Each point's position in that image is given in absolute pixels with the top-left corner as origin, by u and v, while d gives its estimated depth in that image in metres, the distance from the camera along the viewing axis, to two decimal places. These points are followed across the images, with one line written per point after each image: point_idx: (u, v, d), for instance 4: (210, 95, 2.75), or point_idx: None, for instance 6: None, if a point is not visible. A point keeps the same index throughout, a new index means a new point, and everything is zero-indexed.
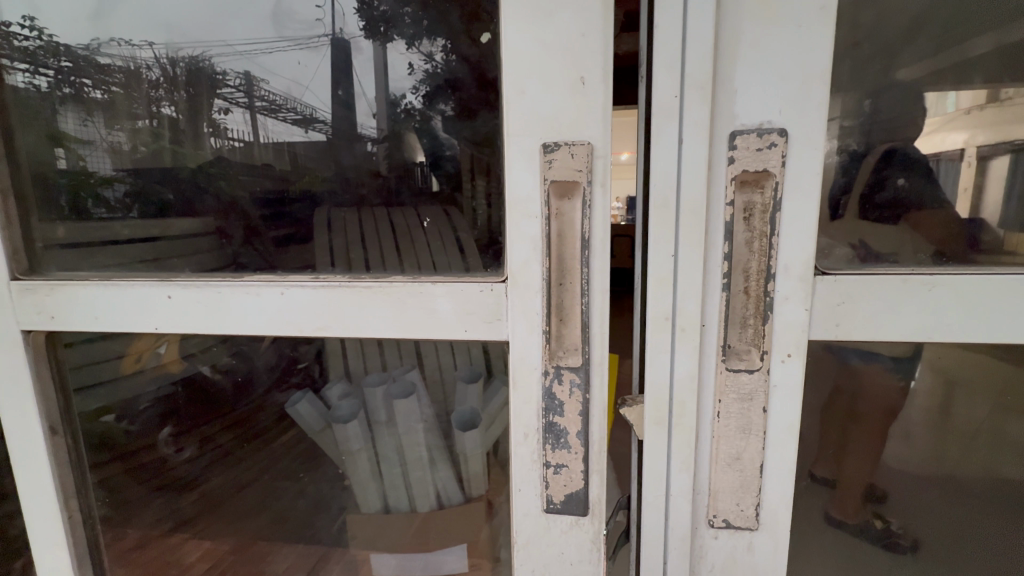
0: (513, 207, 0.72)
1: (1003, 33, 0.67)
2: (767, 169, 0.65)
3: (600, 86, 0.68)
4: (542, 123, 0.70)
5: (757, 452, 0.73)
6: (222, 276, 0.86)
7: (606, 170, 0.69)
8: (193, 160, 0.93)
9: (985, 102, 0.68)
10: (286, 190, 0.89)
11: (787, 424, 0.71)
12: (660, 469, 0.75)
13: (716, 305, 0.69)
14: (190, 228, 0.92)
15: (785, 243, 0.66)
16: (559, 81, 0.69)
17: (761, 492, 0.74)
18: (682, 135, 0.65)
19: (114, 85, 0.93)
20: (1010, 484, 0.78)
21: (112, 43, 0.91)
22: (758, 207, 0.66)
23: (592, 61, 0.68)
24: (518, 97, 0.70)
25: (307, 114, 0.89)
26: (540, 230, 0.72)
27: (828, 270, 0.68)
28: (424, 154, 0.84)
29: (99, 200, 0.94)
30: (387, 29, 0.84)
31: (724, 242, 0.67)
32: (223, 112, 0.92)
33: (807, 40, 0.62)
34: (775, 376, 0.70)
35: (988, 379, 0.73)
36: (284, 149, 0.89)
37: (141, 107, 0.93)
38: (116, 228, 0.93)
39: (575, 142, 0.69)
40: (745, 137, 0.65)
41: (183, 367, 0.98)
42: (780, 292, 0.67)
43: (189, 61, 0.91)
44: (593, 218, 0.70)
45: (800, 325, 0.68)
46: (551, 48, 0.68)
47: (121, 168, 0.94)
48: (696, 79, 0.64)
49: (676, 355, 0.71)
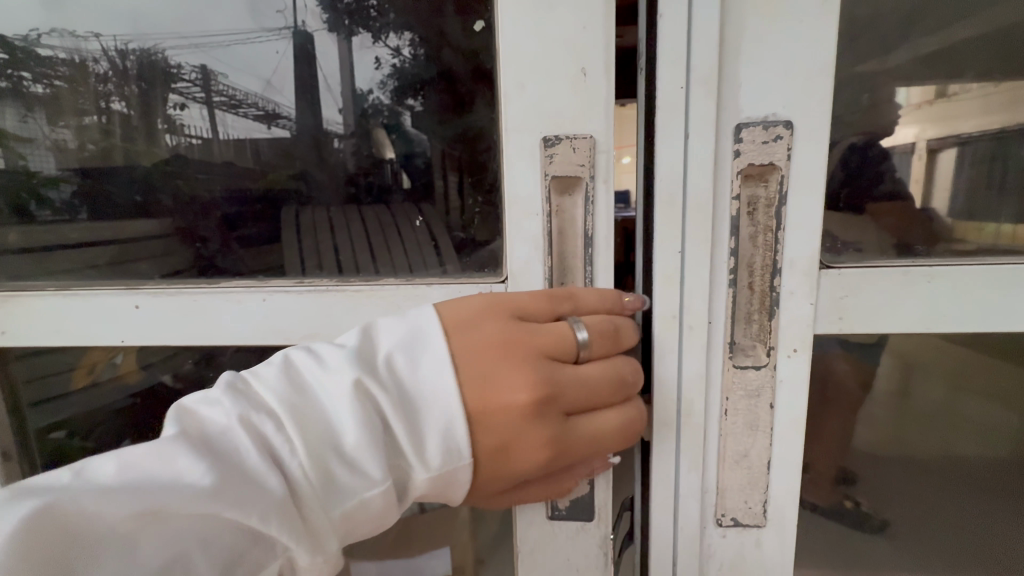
0: (515, 205, 0.71)
1: (949, 33, 0.71)
2: (772, 162, 0.66)
3: (602, 79, 0.67)
4: (542, 119, 0.69)
5: (764, 449, 0.74)
6: (190, 282, 0.83)
7: (608, 169, 0.69)
8: (147, 158, 0.87)
9: (933, 97, 0.72)
10: (248, 188, 0.87)
11: (793, 415, 0.73)
12: (669, 471, 0.75)
13: (723, 301, 0.70)
14: (145, 230, 0.86)
15: (790, 238, 0.68)
16: (562, 70, 0.67)
17: (768, 488, 0.76)
18: (689, 129, 0.66)
19: (57, 79, 0.86)
20: (963, 463, 0.83)
21: (52, 34, 0.84)
22: (762, 201, 0.68)
23: (594, 52, 0.66)
24: (516, 91, 0.68)
25: (270, 109, 0.87)
26: (541, 228, 0.71)
27: (832, 265, 0.70)
28: (393, 152, 0.86)
29: (42, 202, 0.87)
30: (351, 21, 0.82)
31: (732, 237, 0.68)
32: (179, 108, 0.87)
33: (783, 32, 0.63)
34: (782, 370, 0.72)
35: (942, 364, 0.77)
36: (246, 146, 0.87)
37: (87, 102, 0.86)
38: (63, 231, 0.87)
39: (576, 136, 0.68)
40: (751, 130, 0.66)
41: (141, 377, 0.91)
42: (786, 288, 0.69)
43: (140, 53, 0.86)
44: (595, 215, 0.70)
45: (807, 317, 0.70)
46: (545, 41, 0.67)
47: (67, 167, 0.87)
48: (703, 72, 0.64)
49: (684, 355, 0.71)
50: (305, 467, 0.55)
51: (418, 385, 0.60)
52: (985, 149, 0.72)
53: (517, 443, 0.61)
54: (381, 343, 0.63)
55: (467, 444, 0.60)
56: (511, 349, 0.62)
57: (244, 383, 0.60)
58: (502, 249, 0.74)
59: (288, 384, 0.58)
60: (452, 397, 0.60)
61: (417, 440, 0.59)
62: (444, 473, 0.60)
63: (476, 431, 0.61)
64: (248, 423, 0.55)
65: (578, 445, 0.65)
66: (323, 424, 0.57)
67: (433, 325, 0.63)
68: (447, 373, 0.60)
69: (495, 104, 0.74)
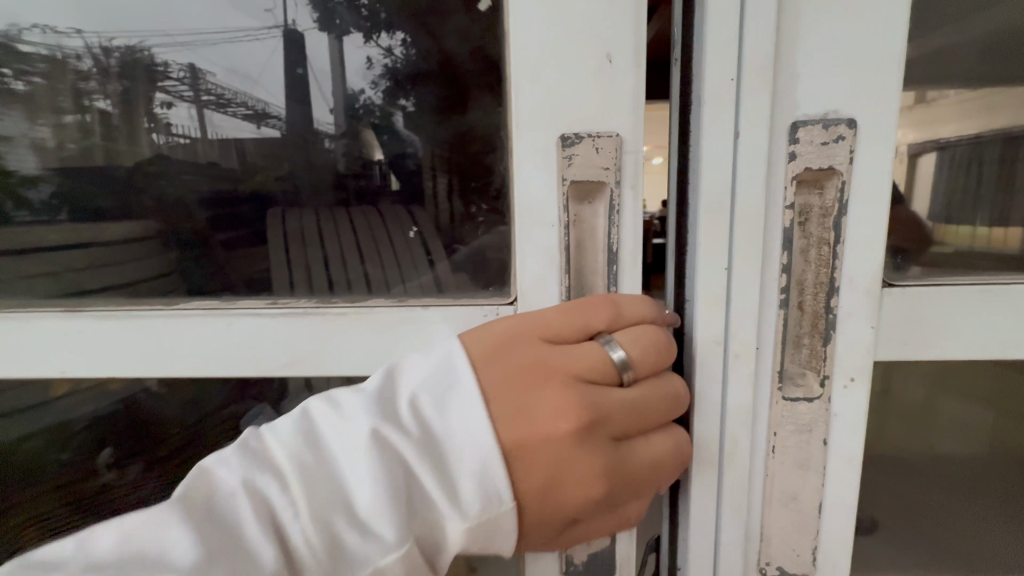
0: (525, 213, 0.68)
1: (973, 23, 0.69)
2: (832, 166, 0.64)
3: (628, 67, 0.64)
4: (560, 116, 0.66)
5: (815, 490, 0.72)
6: (172, 303, 0.79)
7: (635, 174, 0.67)
8: (129, 158, 0.83)
9: (913, 103, 0.69)
10: (230, 190, 0.83)
11: (847, 456, 0.71)
12: (709, 515, 0.73)
13: (772, 323, 0.68)
14: (129, 232, 0.83)
15: (853, 252, 0.66)
16: (584, 60, 0.64)
17: (818, 534, 0.73)
18: (740, 123, 0.63)
19: (36, 75, 0.81)
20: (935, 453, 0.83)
21: (33, 29, 0.80)
22: (817, 209, 0.67)
23: (621, 40, 0.64)
24: (530, 82, 0.65)
25: (259, 108, 0.82)
26: (558, 239, 0.68)
27: (895, 283, 0.69)
28: (382, 152, 0.82)
29: (20, 202, 0.83)
30: (342, 20, 0.78)
31: (783, 252, 0.66)
32: (166, 107, 0.83)
33: (807, 41, 0.62)
34: (837, 403, 0.69)
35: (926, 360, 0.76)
36: (232, 146, 0.83)
37: (68, 100, 0.82)
38: (39, 233, 0.82)
39: (600, 135, 0.66)
40: (811, 128, 0.63)
41: (123, 384, 0.87)
42: (845, 308, 0.67)
43: (124, 50, 0.81)
44: (621, 224, 0.67)
45: (865, 343, 0.68)
46: (574, 37, 0.64)
47: (48, 167, 0.83)
48: (758, 64, 0.61)
49: (729, 381, 0.69)
50: (312, 532, 0.54)
51: (445, 428, 0.59)
52: (988, 153, 0.73)
53: (564, 475, 0.60)
54: (402, 386, 0.61)
55: (507, 484, 0.58)
56: (544, 378, 0.60)
57: (256, 441, 0.59)
58: (517, 266, 0.70)
59: (304, 440, 0.58)
60: (482, 437, 0.58)
61: (445, 487, 0.58)
62: (480, 520, 0.58)
63: (516, 466, 0.59)
64: (253, 486, 0.55)
65: (631, 473, 0.63)
66: (341, 479, 0.56)
67: (460, 360, 0.61)
68: (481, 412, 0.58)
69: (501, 101, 0.73)
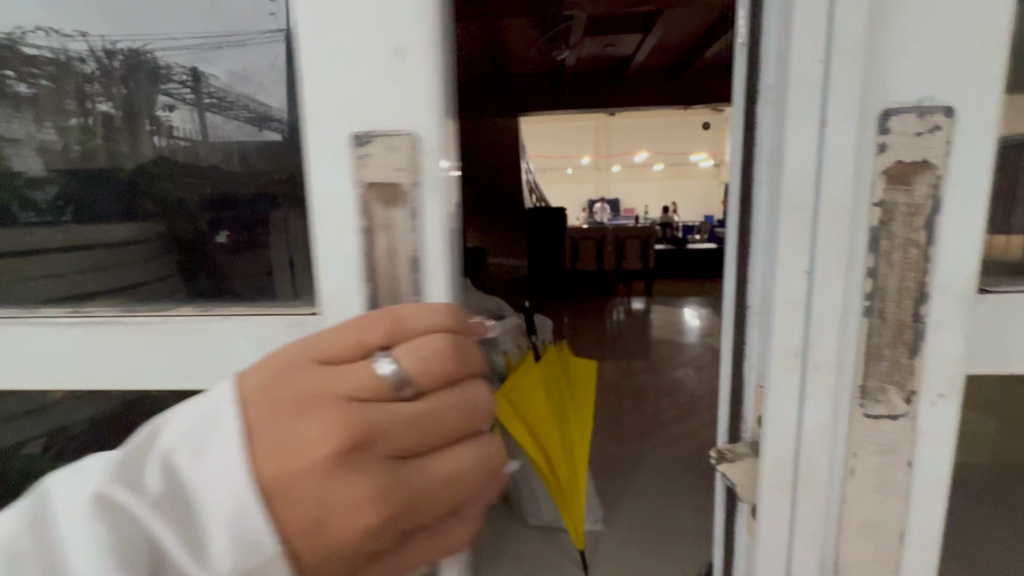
0: (324, 222, 0.70)
1: None
2: (925, 159, 0.62)
3: (417, 56, 0.65)
4: (359, 113, 0.66)
5: (898, 517, 0.70)
6: (180, 307, 0.80)
7: (431, 176, 0.67)
8: (130, 161, 0.80)
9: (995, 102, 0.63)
10: (234, 194, 0.79)
11: (933, 477, 0.69)
12: (780, 538, 0.72)
13: (854, 334, 0.66)
14: (128, 234, 0.81)
15: (941, 257, 0.63)
16: (372, 53, 0.65)
17: (899, 562, 0.71)
18: (825, 112, 0.61)
19: (42, 78, 0.80)
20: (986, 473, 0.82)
21: (37, 32, 0.79)
22: (903, 206, 0.63)
23: (407, 31, 0.64)
24: (323, 76, 0.66)
25: (261, 112, 0.76)
26: (357, 247, 0.70)
27: (989, 288, 0.68)
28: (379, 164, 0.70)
29: (27, 203, 0.81)
30: None
31: (870, 256, 0.64)
32: (168, 109, 0.79)
33: (904, 31, 0.60)
34: (928, 420, 0.67)
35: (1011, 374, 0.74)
36: (233, 150, 0.79)
37: (71, 101, 0.80)
38: (43, 235, 0.81)
39: (395, 133, 0.66)
40: (901, 117, 0.61)
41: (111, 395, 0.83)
42: (936, 318, 0.65)
43: (127, 53, 0.78)
44: (420, 230, 0.68)
45: (954, 355, 0.66)
46: (338, 41, 0.65)
47: (53, 170, 0.81)
48: (847, 42, 0.60)
49: (808, 395, 0.68)
50: None
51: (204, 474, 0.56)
52: None
53: (335, 507, 0.56)
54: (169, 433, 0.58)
55: (265, 522, 0.55)
56: (304, 408, 0.57)
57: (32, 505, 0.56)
58: (315, 266, 0.72)
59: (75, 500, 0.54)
60: (236, 477, 0.55)
61: (197, 535, 0.55)
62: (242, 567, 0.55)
63: (275, 503, 0.55)
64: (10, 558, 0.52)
65: (416, 496, 0.59)
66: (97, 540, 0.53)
67: (226, 401, 0.58)
68: (239, 451, 0.55)
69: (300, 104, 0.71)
